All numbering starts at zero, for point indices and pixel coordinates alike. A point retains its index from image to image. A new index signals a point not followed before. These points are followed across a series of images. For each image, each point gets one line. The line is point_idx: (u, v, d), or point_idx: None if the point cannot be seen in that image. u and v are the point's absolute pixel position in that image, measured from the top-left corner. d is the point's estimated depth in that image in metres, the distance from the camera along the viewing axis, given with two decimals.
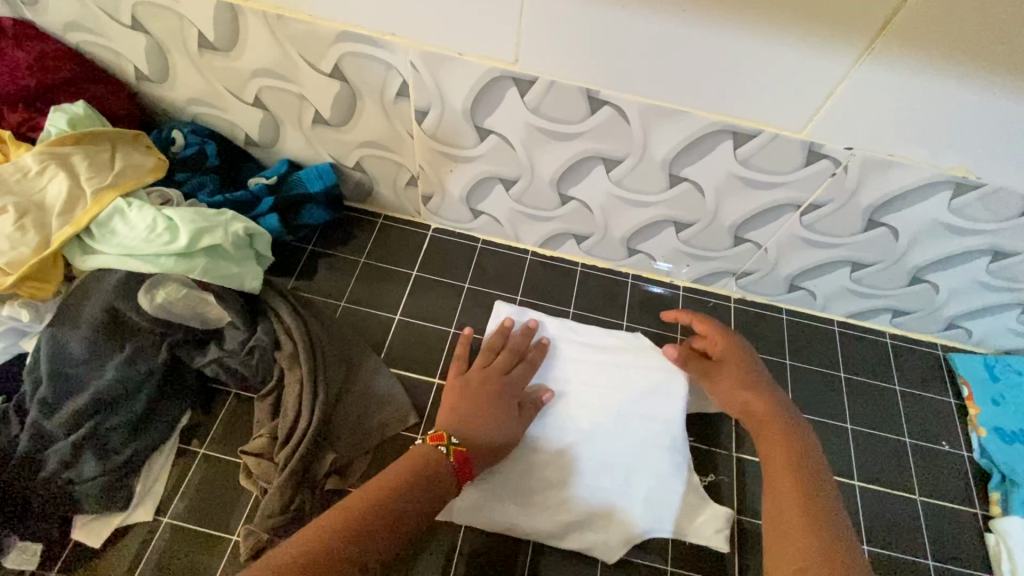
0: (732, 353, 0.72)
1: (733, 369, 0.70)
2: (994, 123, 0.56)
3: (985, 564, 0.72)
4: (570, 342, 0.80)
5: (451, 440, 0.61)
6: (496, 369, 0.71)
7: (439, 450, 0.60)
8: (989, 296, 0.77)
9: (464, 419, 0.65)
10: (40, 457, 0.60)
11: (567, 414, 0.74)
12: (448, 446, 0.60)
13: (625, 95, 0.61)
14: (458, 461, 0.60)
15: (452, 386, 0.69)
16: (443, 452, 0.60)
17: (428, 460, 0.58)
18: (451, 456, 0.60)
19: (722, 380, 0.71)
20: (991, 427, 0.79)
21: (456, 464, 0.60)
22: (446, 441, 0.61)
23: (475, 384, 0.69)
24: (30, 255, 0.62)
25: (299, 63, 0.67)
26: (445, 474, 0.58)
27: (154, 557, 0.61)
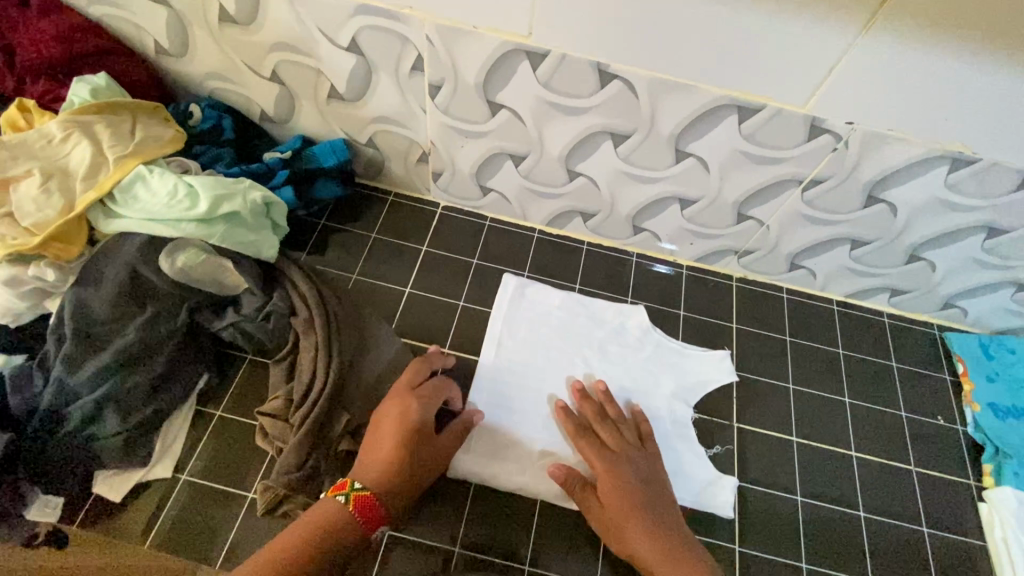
0: (646, 467, 0.67)
1: (611, 493, 0.64)
2: (992, 96, 0.58)
3: (978, 531, 0.74)
4: (574, 314, 0.82)
5: (352, 486, 0.57)
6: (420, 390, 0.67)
7: (339, 500, 0.57)
8: (984, 274, 0.79)
9: (376, 453, 0.61)
10: (63, 413, 0.62)
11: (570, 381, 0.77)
12: (347, 495, 0.57)
13: (634, 69, 0.63)
14: (362, 508, 0.56)
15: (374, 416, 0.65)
16: (343, 502, 0.56)
17: (324, 519, 0.55)
18: (351, 503, 0.56)
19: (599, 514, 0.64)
20: (985, 402, 0.81)
21: (358, 511, 0.56)
22: (346, 488, 0.57)
23: (397, 412, 0.64)
24: (56, 217, 0.64)
25: (317, 37, 0.69)
26: (349, 527, 0.55)
27: (172, 512, 0.63)
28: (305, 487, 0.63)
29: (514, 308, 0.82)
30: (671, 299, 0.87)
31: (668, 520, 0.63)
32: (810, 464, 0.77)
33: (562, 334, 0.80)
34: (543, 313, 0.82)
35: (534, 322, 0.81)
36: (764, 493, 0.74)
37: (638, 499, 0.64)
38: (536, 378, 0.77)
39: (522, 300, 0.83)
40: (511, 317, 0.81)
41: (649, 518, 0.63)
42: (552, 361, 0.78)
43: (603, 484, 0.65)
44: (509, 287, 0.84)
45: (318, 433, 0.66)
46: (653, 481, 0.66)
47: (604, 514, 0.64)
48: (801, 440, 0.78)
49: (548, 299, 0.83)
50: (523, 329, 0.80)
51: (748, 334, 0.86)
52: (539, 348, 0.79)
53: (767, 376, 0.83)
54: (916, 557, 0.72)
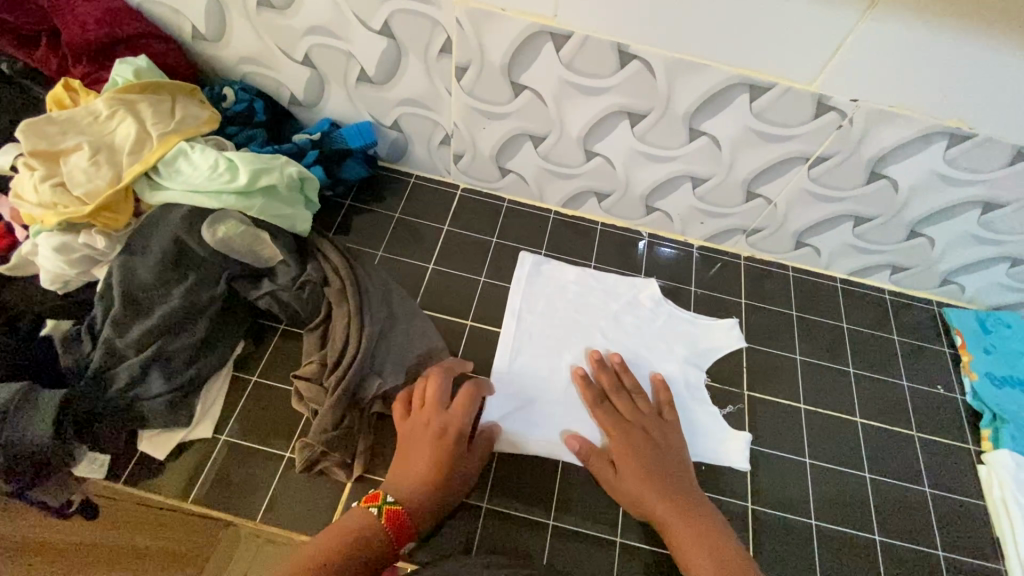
0: (663, 436, 0.70)
1: (627, 457, 0.68)
2: (987, 71, 0.62)
3: (977, 492, 0.78)
4: (590, 291, 0.86)
5: (384, 499, 0.59)
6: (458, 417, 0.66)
7: (371, 511, 0.58)
8: (980, 249, 0.83)
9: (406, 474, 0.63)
10: (111, 374, 0.65)
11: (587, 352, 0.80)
12: (380, 507, 0.58)
13: (652, 49, 0.67)
14: (392, 522, 0.57)
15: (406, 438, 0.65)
16: (375, 513, 0.57)
17: (355, 529, 0.56)
18: (383, 517, 0.57)
19: (617, 475, 0.67)
20: (983, 372, 0.85)
21: (389, 524, 0.57)
22: (378, 501, 0.58)
23: (432, 434, 0.65)
24: (105, 187, 0.67)
25: (350, 21, 0.73)
26: (379, 541, 0.56)
27: (214, 469, 0.66)
28: (341, 445, 0.66)
29: (532, 286, 0.86)
30: (682, 276, 0.91)
31: (682, 482, 0.66)
32: (817, 430, 0.81)
33: (578, 308, 0.84)
34: (561, 290, 0.86)
35: (553, 298, 0.85)
36: (774, 455, 0.77)
37: (658, 465, 0.67)
38: (556, 349, 0.80)
39: (540, 279, 0.87)
40: (530, 291, 0.85)
41: (668, 480, 0.66)
42: (570, 334, 0.82)
43: (622, 449, 0.68)
44: (527, 267, 0.87)
45: (352, 395, 0.69)
46: (670, 449, 0.69)
47: (621, 475, 0.67)
48: (808, 407, 0.82)
49: (564, 278, 0.87)
50: (543, 303, 0.84)
51: (756, 309, 0.90)
52: (558, 321, 0.83)
53: (775, 347, 0.87)
54: (919, 516, 0.75)
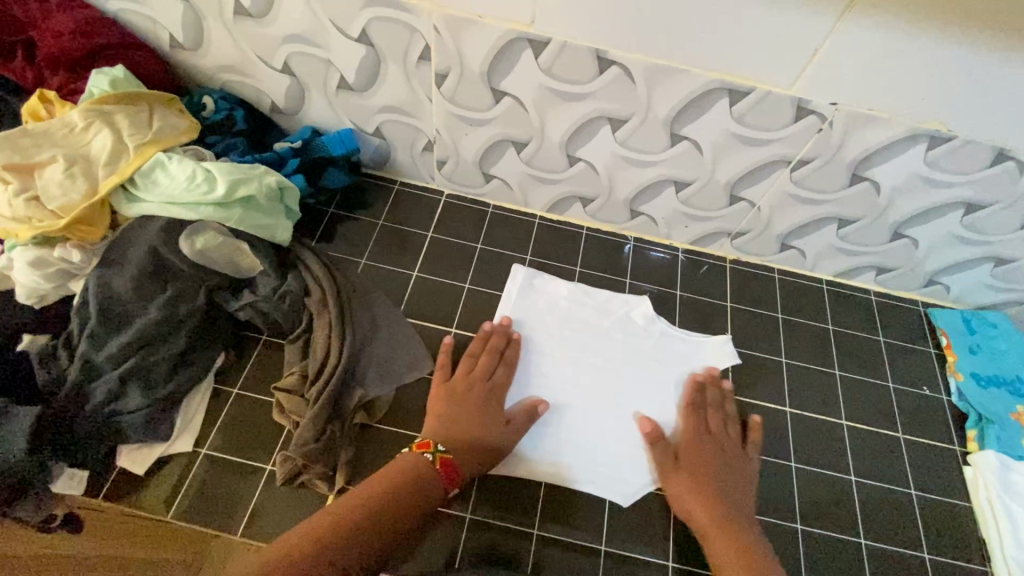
0: (734, 456, 0.70)
1: (692, 462, 0.69)
2: (965, 73, 0.62)
3: (963, 493, 0.78)
4: (577, 298, 0.85)
5: (435, 448, 0.63)
6: (480, 374, 0.72)
7: (424, 457, 0.62)
8: (964, 250, 0.83)
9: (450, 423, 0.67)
10: (88, 389, 0.64)
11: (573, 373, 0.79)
12: (434, 454, 0.62)
13: (631, 55, 0.67)
14: (444, 468, 0.62)
15: (438, 393, 0.70)
16: (428, 459, 0.62)
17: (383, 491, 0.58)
18: (436, 463, 0.62)
19: (670, 477, 0.69)
20: (967, 372, 0.85)
21: (442, 469, 0.62)
22: (430, 449, 0.63)
23: (461, 389, 0.70)
24: (81, 200, 0.67)
25: (328, 29, 0.72)
26: (436, 480, 0.61)
27: (195, 483, 0.65)
28: (322, 457, 0.65)
29: (523, 299, 0.84)
30: (668, 280, 0.91)
31: (730, 485, 0.67)
32: (803, 432, 0.80)
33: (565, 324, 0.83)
34: (550, 299, 0.85)
35: (543, 307, 0.84)
36: (761, 460, 0.77)
37: (712, 468, 0.68)
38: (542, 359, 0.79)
39: (530, 289, 0.85)
40: (519, 305, 0.84)
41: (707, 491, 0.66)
42: (557, 347, 0.81)
43: (705, 465, 0.69)
44: (518, 278, 0.86)
45: (334, 406, 0.69)
46: (727, 466, 0.69)
47: (673, 476, 0.69)
48: (794, 411, 0.82)
49: (553, 289, 0.86)
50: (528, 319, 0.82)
51: (742, 313, 0.90)
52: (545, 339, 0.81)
53: (761, 350, 0.87)
54: (905, 518, 0.75)
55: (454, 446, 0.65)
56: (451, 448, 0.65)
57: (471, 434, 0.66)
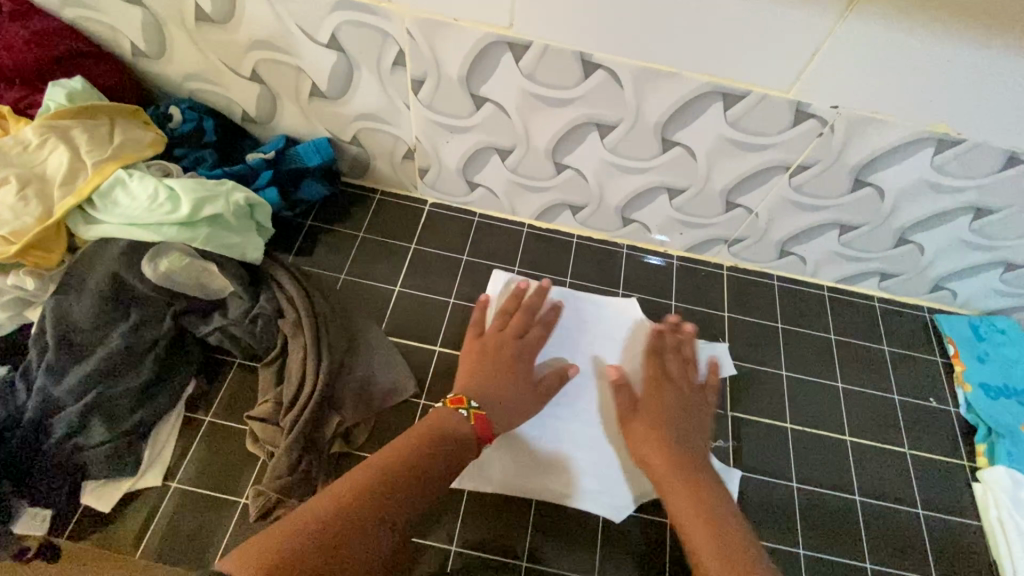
0: (670, 395, 0.68)
1: (647, 409, 0.67)
2: (974, 74, 0.58)
3: (973, 512, 0.75)
4: (570, 309, 0.80)
5: (470, 403, 0.62)
6: (512, 334, 0.70)
7: (456, 413, 0.61)
8: (973, 255, 0.79)
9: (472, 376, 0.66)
10: (48, 424, 0.61)
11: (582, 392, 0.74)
12: (468, 409, 0.61)
13: (617, 58, 0.63)
14: (477, 423, 0.60)
15: (472, 348, 0.69)
16: (462, 415, 0.60)
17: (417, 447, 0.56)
18: (470, 418, 0.60)
19: (629, 423, 0.67)
20: (976, 383, 0.82)
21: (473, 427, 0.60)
22: (465, 404, 0.61)
23: (492, 347, 0.69)
24: (34, 224, 0.63)
25: (295, 34, 0.68)
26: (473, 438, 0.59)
27: (164, 520, 0.62)
28: (298, 489, 0.62)
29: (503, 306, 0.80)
30: (662, 290, 0.87)
31: (696, 452, 0.63)
32: (804, 449, 0.77)
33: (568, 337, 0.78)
34: None
35: None
36: (761, 482, 0.74)
37: (669, 427, 0.65)
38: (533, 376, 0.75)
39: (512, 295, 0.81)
40: None
41: (677, 440, 0.64)
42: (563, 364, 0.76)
43: (651, 406, 0.67)
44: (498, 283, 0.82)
45: (310, 435, 0.65)
46: (693, 414, 0.67)
47: (633, 420, 0.67)
48: (796, 426, 0.78)
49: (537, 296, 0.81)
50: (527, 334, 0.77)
51: (741, 323, 0.86)
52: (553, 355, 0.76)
53: (760, 363, 0.83)
54: (912, 539, 0.72)
55: (486, 402, 0.64)
56: (484, 405, 0.63)
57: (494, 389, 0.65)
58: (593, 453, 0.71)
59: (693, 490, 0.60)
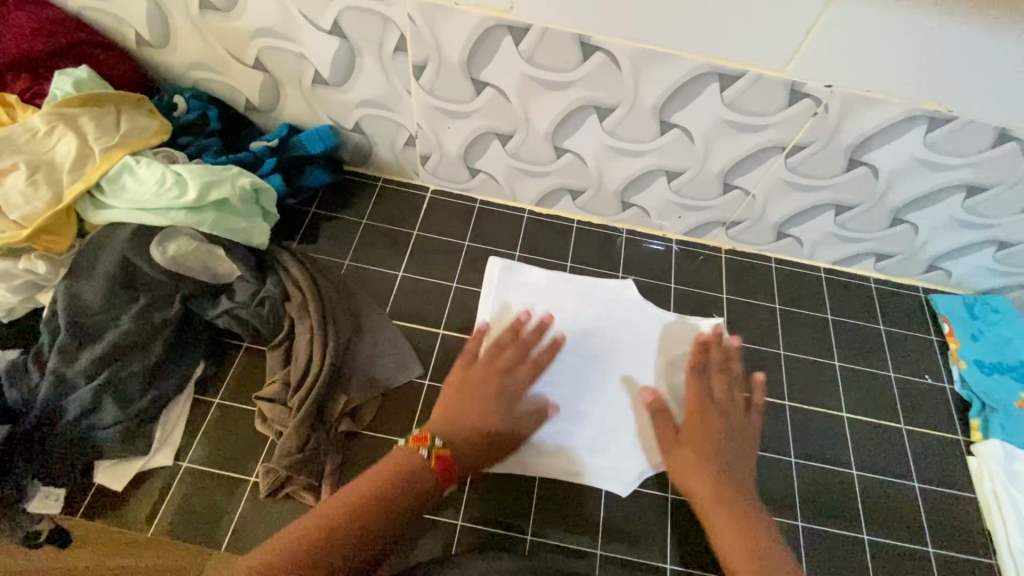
0: (717, 424, 0.63)
1: (694, 435, 0.62)
2: (965, 51, 0.59)
3: (968, 485, 0.76)
4: (565, 293, 0.82)
5: (434, 441, 0.55)
6: (500, 367, 0.63)
7: (421, 454, 0.54)
8: (967, 234, 0.80)
9: (450, 415, 0.59)
10: (61, 405, 0.62)
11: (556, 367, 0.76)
12: (431, 449, 0.54)
13: (616, 40, 0.64)
14: (441, 465, 0.54)
15: (454, 381, 0.62)
16: (423, 456, 0.53)
17: (398, 465, 0.52)
18: (432, 460, 0.53)
19: (673, 450, 0.62)
20: (970, 359, 0.83)
21: (439, 469, 0.53)
22: (428, 442, 0.54)
23: (476, 380, 0.62)
24: (45, 209, 0.64)
25: (298, 21, 0.69)
26: (467, 460, 0.57)
27: (176, 498, 0.63)
28: (306, 467, 0.64)
29: (504, 289, 0.82)
30: (662, 273, 0.88)
31: (738, 480, 0.59)
32: (802, 426, 0.78)
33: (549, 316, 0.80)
34: (532, 284, 0.83)
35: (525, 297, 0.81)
36: (760, 457, 0.75)
37: (720, 455, 0.60)
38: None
39: (512, 278, 0.83)
40: (503, 300, 0.81)
41: (716, 463, 0.60)
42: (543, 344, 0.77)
43: (697, 432, 0.62)
44: (498, 267, 0.84)
45: (318, 414, 0.67)
46: (741, 438, 0.63)
47: (678, 447, 0.62)
48: (793, 404, 0.80)
49: (536, 279, 0.83)
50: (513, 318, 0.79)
51: (739, 304, 0.87)
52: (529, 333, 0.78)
53: (759, 343, 0.84)
54: (908, 511, 0.74)
55: (462, 445, 0.57)
56: (451, 443, 0.56)
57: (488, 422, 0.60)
58: (584, 425, 0.73)
59: (728, 507, 0.57)
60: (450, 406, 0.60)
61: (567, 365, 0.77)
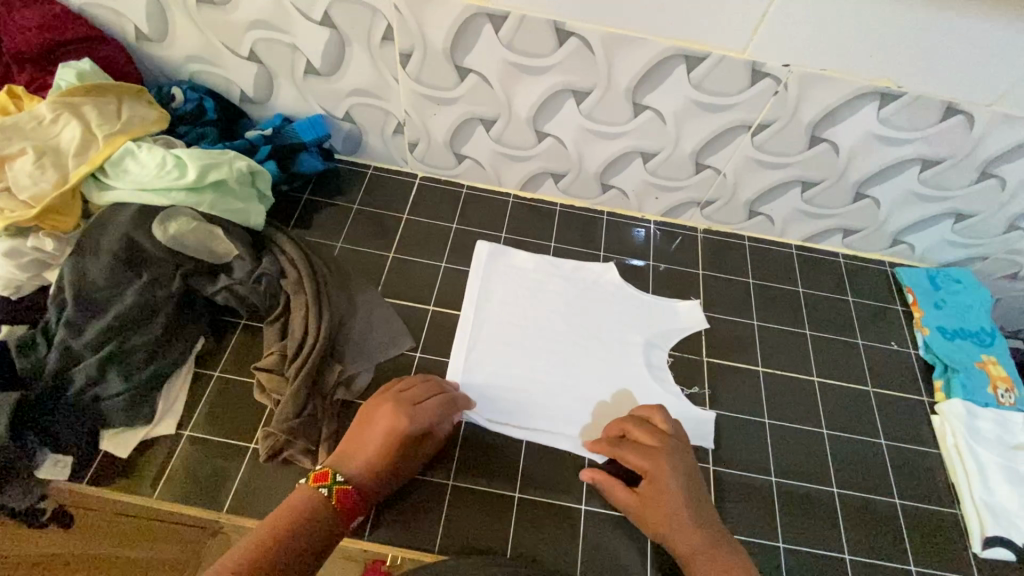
0: (663, 482, 0.63)
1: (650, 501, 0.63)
2: (907, 30, 0.64)
3: (932, 441, 0.81)
4: (548, 273, 0.87)
5: (334, 479, 0.58)
6: (410, 400, 0.66)
7: (321, 492, 0.57)
8: (925, 207, 0.85)
9: (357, 452, 0.62)
10: (67, 375, 0.65)
11: (542, 339, 0.81)
12: (330, 487, 0.58)
13: (588, 25, 0.69)
14: (342, 501, 0.58)
15: (359, 418, 0.65)
16: (325, 495, 0.57)
17: (303, 507, 0.56)
18: (333, 497, 0.57)
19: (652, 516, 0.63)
20: (933, 327, 0.88)
21: (340, 505, 0.57)
22: (328, 481, 0.58)
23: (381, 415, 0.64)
24: (51, 190, 0.68)
25: (291, 13, 0.73)
26: (370, 493, 0.61)
27: (179, 465, 0.66)
28: (304, 432, 0.67)
29: (489, 273, 0.86)
30: (641, 252, 0.92)
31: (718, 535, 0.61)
32: (776, 391, 0.83)
33: (534, 295, 0.84)
34: (517, 265, 0.87)
35: (508, 278, 0.86)
36: (735, 419, 0.79)
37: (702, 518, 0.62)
38: (519, 329, 0.81)
39: (499, 262, 0.87)
40: (489, 280, 0.85)
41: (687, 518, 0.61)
42: (530, 318, 0.82)
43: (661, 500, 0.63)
44: (485, 252, 0.88)
45: (314, 382, 0.70)
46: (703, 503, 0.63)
47: (650, 505, 0.63)
48: (767, 370, 0.84)
49: (521, 261, 0.88)
50: (500, 296, 0.84)
51: (714, 279, 0.92)
52: (516, 308, 0.83)
53: (734, 315, 0.89)
54: (876, 466, 0.78)
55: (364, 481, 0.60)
56: (352, 480, 0.60)
57: (392, 450, 0.62)
58: (567, 392, 0.77)
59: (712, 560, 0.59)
60: (355, 440, 0.64)
61: (548, 339, 0.81)
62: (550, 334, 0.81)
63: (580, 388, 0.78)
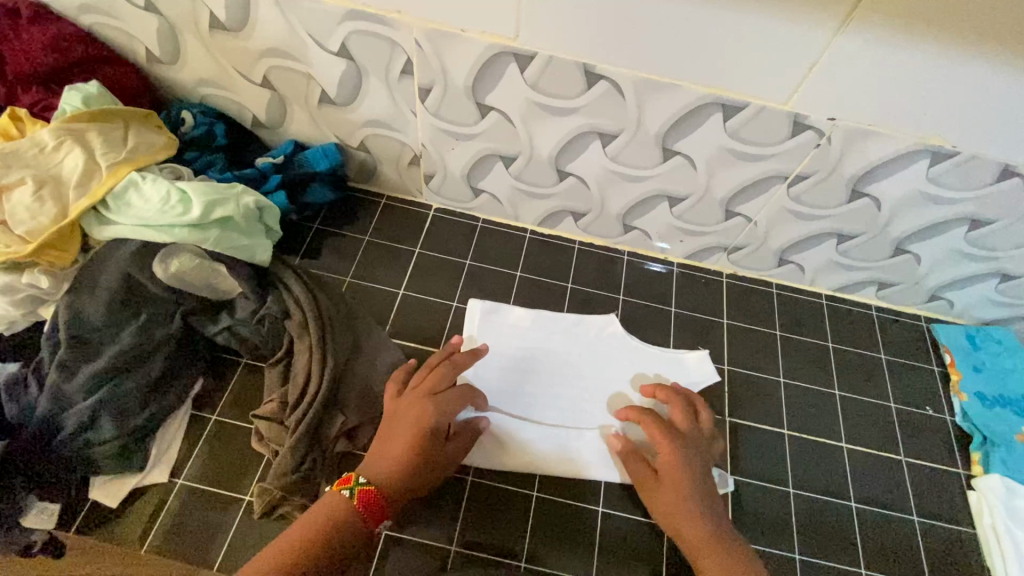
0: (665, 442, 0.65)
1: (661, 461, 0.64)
2: (967, 88, 0.59)
3: (968, 520, 0.75)
4: (548, 328, 0.82)
5: (356, 482, 0.57)
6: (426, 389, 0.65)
7: (343, 495, 0.57)
8: (969, 266, 0.80)
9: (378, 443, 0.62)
10: (58, 419, 0.62)
11: (544, 406, 0.76)
12: (352, 490, 0.57)
13: (619, 69, 0.65)
14: (365, 505, 0.56)
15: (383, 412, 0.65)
16: (346, 497, 0.56)
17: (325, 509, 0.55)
18: (355, 499, 0.56)
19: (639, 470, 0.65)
20: (972, 392, 0.83)
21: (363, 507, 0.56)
22: (350, 484, 0.57)
23: (401, 407, 0.64)
24: (49, 224, 0.66)
25: (306, 42, 0.70)
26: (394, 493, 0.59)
27: (169, 517, 0.63)
28: (301, 488, 0.64)
29: (488, 328, 0.80)
30: (662, 297, 0.88)
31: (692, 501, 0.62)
32: (801, 456, 0.77)
33: (536, 355, 0.79)
34: (518, 317, 0.82)
35: (512, 330, 0.81)
36: (757, 486, 0.74)
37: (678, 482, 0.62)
38: (519, 396, 0.76)
39: (498, 315, 0.82)
40: (489, 335, 0.80)
41: (689, 513, 0.61)
42: (532, 381, 0.77)
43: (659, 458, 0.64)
44: (479, 310, 0.82)
45: (315, 433, 0.67)
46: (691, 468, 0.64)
47: (658, 490, 0.63)
48: (792, 432, 0.79)
49: (518, 318, 0.82)
50: (502, 353, 0.79)
51: (739, 330, 0.87)
52: (516, 372, 0.77)
53: (759, 370, 0.84)
54: (907, 544, 0.73)
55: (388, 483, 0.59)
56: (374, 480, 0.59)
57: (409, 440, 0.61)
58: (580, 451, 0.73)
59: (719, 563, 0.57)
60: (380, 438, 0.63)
61: (560, 392, 0.77)
62: (554, 401, 0.76)
63: (588, 456, 0.72)
